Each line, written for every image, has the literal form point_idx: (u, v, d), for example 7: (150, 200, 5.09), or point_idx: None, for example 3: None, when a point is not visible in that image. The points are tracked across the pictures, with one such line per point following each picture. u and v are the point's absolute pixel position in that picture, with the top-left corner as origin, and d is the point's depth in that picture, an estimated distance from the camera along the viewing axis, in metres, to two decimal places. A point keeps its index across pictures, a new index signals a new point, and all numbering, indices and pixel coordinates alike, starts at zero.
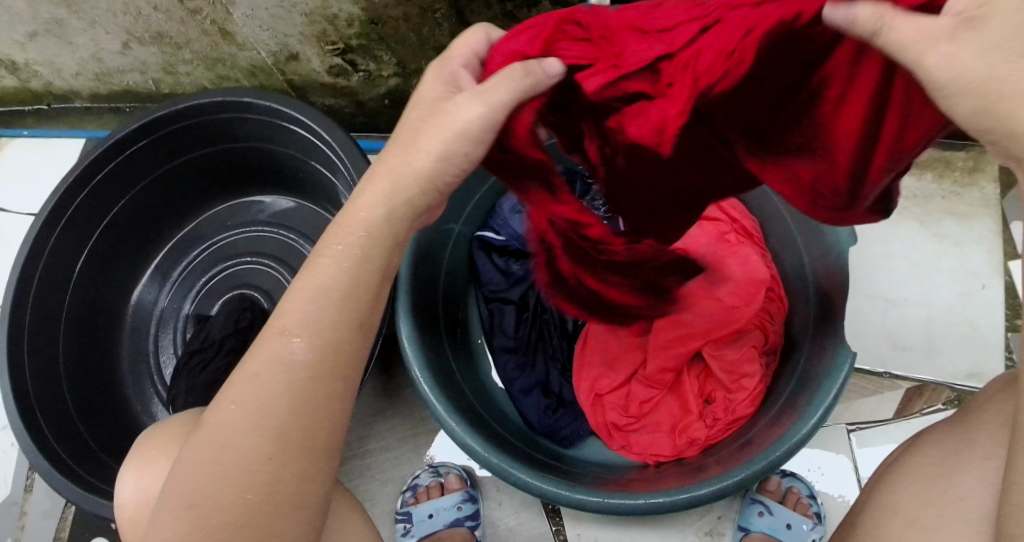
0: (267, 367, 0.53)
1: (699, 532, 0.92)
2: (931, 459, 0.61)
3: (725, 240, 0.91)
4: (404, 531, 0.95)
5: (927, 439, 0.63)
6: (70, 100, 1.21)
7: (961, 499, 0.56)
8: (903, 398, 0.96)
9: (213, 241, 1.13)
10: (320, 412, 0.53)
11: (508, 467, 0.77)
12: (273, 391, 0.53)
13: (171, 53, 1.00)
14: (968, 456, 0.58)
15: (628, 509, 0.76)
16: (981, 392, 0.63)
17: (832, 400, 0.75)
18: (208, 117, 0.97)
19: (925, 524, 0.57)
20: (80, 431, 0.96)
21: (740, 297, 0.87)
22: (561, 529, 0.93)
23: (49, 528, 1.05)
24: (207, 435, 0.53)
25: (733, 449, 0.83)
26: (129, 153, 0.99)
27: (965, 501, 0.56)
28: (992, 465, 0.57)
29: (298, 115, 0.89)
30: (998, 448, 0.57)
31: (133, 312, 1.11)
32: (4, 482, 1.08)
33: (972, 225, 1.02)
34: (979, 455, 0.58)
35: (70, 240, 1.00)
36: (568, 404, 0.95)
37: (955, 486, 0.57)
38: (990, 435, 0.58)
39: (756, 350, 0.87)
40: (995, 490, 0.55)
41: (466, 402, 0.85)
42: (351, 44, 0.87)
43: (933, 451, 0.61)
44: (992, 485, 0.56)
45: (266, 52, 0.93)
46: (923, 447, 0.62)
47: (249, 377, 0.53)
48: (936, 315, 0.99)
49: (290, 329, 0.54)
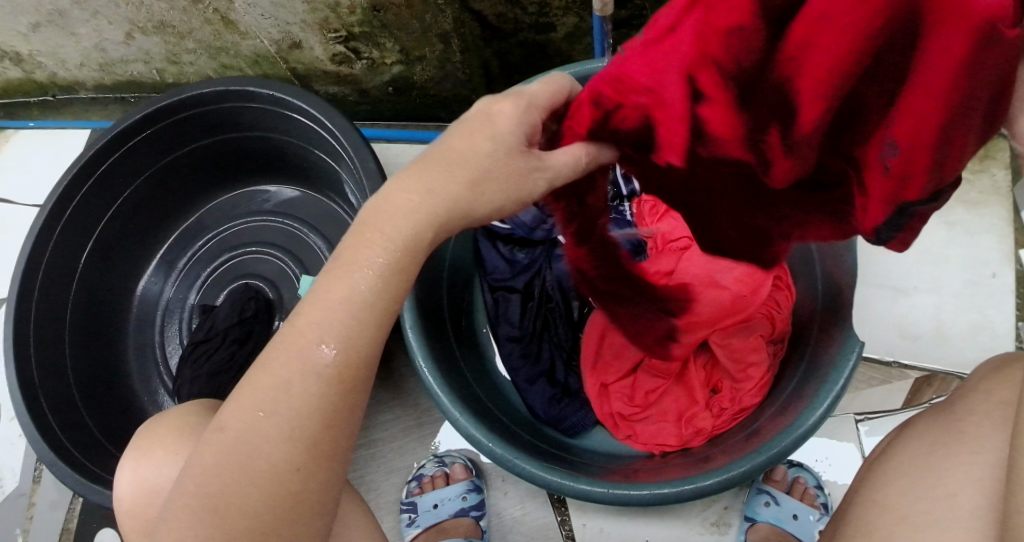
0: (267, 354, 0.53)
1: (704, 523, 0.92)
2: (919, 453, 0.60)
3: None
4: (409, 521, 0.95)
5: (915, 433, 0.62)
6: (75, 91, 1.21)
7: (952, 495, 0.55)
8: (911, 389, 0.95)
9: (218, 230, 1.13)
10: (331, 399, 0.52)
11: (514, 458, 0.77)
12: (273, 377, 0.52)
13: (174, 43, 1.00)
14: (956, 450, 0.58)
15: (634, 500, 0.75)
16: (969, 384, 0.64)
17: (839, 390, 0.75)
18: (211, 106, 0.97)
19: (915, 522, 0.55)
20: (86, 421, 0.96)
21: (747, 285, 0.84)
22: (566, 519, 0.92)
23: (57, 518, 1.06)
24: (222, 430, 0.51)
25: (740, 439, 0.83)
26: (133, 144, 0.99)
27: (956, 496, 0.55)
28: (980, 458, 0.56)
29: (301, 103, 0.89)
30: (985, 442, 0.57)
31: (139, 303, 1.11)
32: (13, 472, 1.09)
33: (983, 213, 1.01)
34: (967, 449, 0.58)
35: (75, 231, 1.00)
36: (574, 393, 0.94)
37: (945, 481, 0.56)
38: (977, 428, 0.58)
39: (763, 340, 0.87)
40: (984, 485, 0.55)
41: (471, 392, 0.85)
42: (354, 32, 0.86)
43: (923, 444, 0.61)
44: (981, 480, 0.55)
45: (268, 41, 0.92)
46: (911, 442, 0.62)
47: (272, 378, 0.51)
48: (947, 303, 0.98)
49: (301, 319, 0.53)
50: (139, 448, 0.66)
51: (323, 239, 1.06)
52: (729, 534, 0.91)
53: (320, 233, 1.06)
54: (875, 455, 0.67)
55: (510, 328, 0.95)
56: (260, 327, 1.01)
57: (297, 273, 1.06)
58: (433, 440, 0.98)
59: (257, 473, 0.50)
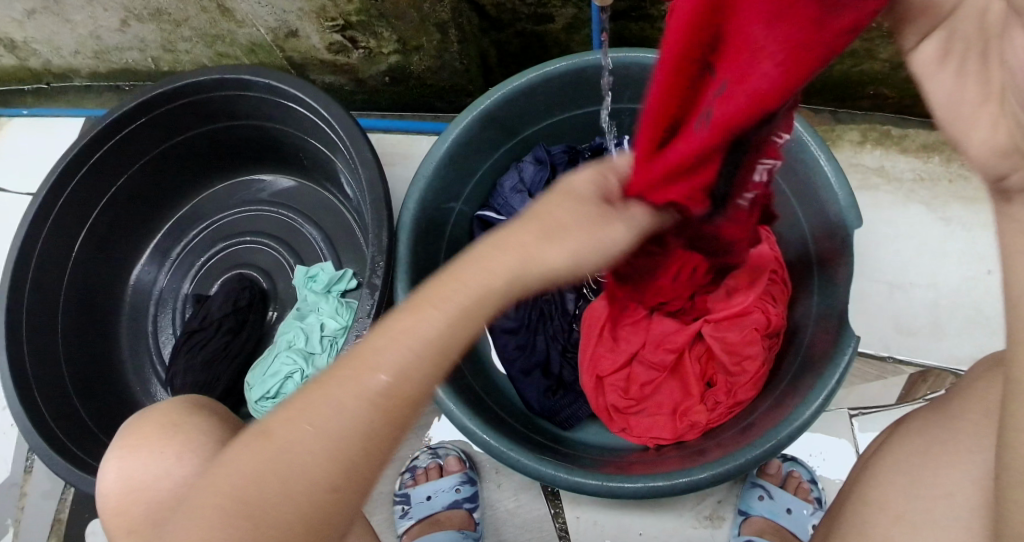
0: None
1: (698, 516, 0.92)
2: (915, 450, 0.60)
3: None
4: (402, 513, 0.95)
5: (910, 428, 0.62)
6: (70, 79, 1.20)
7: (950, 495, 0.56)
8: (906, 384, 0.95)
9: (213, 220, 1.12)
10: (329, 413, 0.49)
11: (509, 451, 0.76)
12: None
13: (170, 30, 0.99)
14: (952, 448, 0.57)
15: (628, 492, 0.75)
16: (967, 375, 0.62)
17: (835, 384, 0.74)
18: (206, 95, 0.96)
19: (912, 521, 0.56)
20: (78, 410, 0.96)
21: (743, 280, 0.88)
22: (560, 512, 0.92)
23: (49, 508, 1.05)
24: None
25: (734, 433, 0.83)
26: (128, 131, 0.98)
27: (952, 497, 0.55)
28: (977, 457, 0.56)
29: (297, 93, 0.88)
30: (980, 439, 0.56)
31: (133, 293, 1.11)
32: (5, 462, 1.08)
33: (980, 209, 1.01)
34: (963, 447, 0.57)
35: (69, 219, 0.99)
36: (569, 386, 0.94)
37: (942, 482, 0.57)
38: (973, 425, 0.57)
39: (758, 333, 0.85)
40: (983, 485, 0.55)
41: (466, 383, 0.85)
42: (351, 20, 0.86)
43: (917, 441, 0.60)
44: (979, 479, 0.55)
45: (265, 29, 0.91)
46: (906, 438, 0.61)
47: (325, 402, 0.45)
48: (943, 299, 0.98)
49: None
50: (125, 441, 0.64)
51: (318, 229, 1.06)
52: (723, 528, 0.91)
53: (315, 223, 1.06)
54: (868, 451, 0.67)
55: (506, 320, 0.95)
56: (255, 316, 1.01)
57: (292, 263, 1.06)
58: (428, 432, 0.98)
59: (294, 494, 0.44)
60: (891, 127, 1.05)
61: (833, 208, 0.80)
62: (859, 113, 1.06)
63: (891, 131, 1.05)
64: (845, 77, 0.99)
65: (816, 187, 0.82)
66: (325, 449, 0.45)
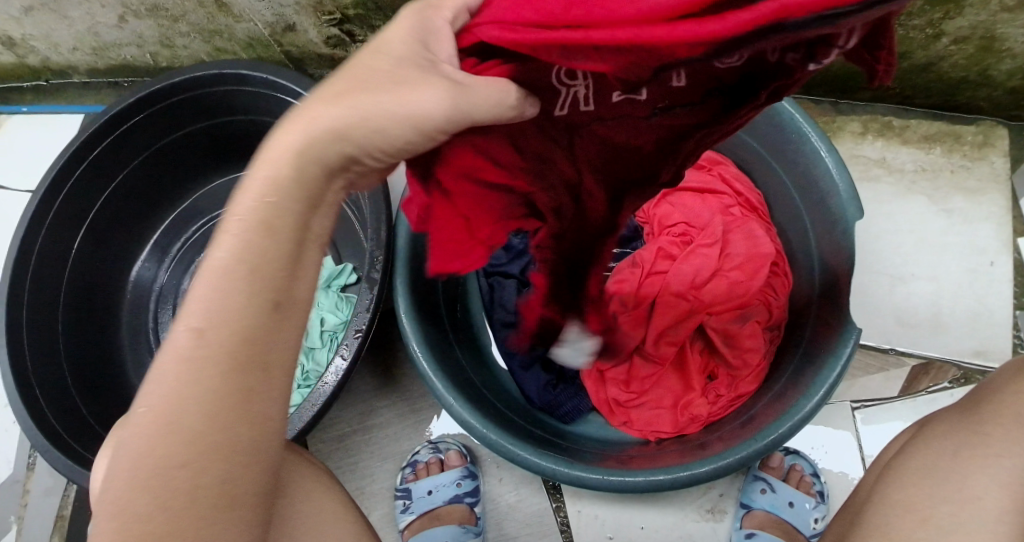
0: None
1: (700, 510, 0.92)
2: (941, 452, 0.59)
3: (729, 214, 0.92)
4: (403, 507, 0.94)
5: (938, 430, 0.62)
6: (68, 75, 1.20)
7: (977, 498, 0.55)
8: (908, 377, 0.95)
9: (213, 216, 1.13)
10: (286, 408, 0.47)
11: (510, 445, 0.76)
12: None
13: (168, 26, 0.99)
14: (981, 451, 0.57)
15: (630, 486, 0.75)
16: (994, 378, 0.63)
17: (836, 377, 0.74)
18: (204, 90, 0.96)
19: (939, 522, 0.55)
20: (79, 407, 0.96)
21: (745, 272, 0.88)
22: (561, 506, 0.92)
23: (52, 504, 1.05)
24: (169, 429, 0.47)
25: (735, 426, 0.83)
26: (127, 128, 0.98)
27: (980, 501, 0.55)
28: (1007, 462, 0.56)
29: (295, 87, 0.88)
30: (1012, 444, 0.56)
31: (133, 289, 1.11)
32: (8, 459, 1.08)
33: (981, 201, 1.00)
34: (993, 451, 0.57)
35: (69, 216, 0.99)
36: (569, 379, 0.94)
37: (970, 484, 0.56)
38: (1005, 430, 0.57)
39: (760, 326, 0.87)
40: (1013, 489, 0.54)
41: (466, 377, 0.84)
42: (348, 14, 0.85)
43: (944, 444, 0.60)
44: (1008, 484, 0.55)
45: (262, 23, 0.91)
46: (933, 441, 0.61)
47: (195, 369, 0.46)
48: (944, 291, 0.98)
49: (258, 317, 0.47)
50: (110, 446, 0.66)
51: None
52: (724, 521, 0.91)
53: None
54: (888, 455, 0.67)
55: (505, 314, 0.93)
56: None
57: None
58: (428, 425, 0.98)
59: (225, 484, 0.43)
60: (892, 118, 1.04)
61: (834, 201, 0.79)
62: (860, 104, 1.05)
63: (892, 122, 1.04)
64: (845, 68, 0.99)
65: (818, 178, 0.81)
66: (188, 437, 0.42)
